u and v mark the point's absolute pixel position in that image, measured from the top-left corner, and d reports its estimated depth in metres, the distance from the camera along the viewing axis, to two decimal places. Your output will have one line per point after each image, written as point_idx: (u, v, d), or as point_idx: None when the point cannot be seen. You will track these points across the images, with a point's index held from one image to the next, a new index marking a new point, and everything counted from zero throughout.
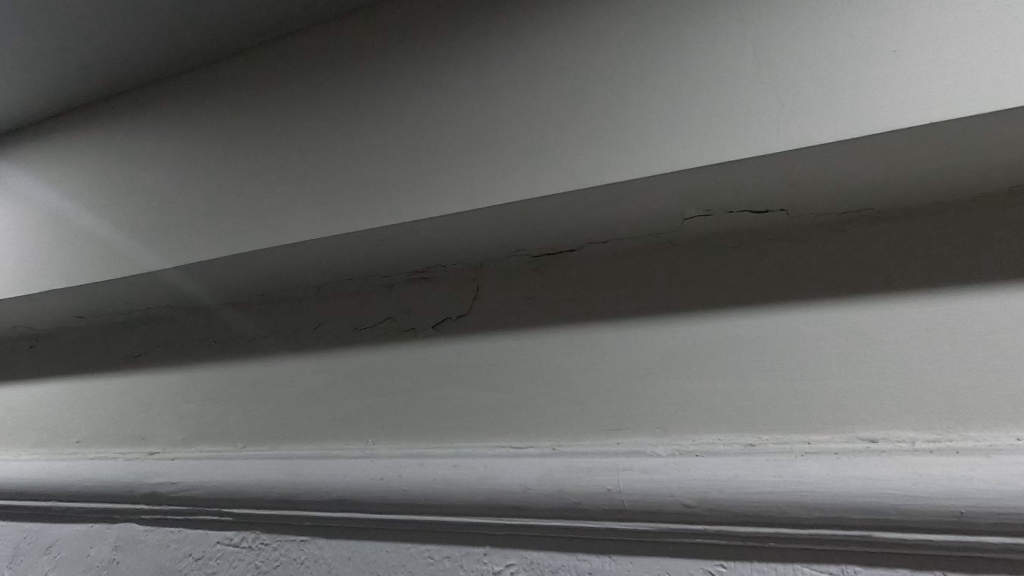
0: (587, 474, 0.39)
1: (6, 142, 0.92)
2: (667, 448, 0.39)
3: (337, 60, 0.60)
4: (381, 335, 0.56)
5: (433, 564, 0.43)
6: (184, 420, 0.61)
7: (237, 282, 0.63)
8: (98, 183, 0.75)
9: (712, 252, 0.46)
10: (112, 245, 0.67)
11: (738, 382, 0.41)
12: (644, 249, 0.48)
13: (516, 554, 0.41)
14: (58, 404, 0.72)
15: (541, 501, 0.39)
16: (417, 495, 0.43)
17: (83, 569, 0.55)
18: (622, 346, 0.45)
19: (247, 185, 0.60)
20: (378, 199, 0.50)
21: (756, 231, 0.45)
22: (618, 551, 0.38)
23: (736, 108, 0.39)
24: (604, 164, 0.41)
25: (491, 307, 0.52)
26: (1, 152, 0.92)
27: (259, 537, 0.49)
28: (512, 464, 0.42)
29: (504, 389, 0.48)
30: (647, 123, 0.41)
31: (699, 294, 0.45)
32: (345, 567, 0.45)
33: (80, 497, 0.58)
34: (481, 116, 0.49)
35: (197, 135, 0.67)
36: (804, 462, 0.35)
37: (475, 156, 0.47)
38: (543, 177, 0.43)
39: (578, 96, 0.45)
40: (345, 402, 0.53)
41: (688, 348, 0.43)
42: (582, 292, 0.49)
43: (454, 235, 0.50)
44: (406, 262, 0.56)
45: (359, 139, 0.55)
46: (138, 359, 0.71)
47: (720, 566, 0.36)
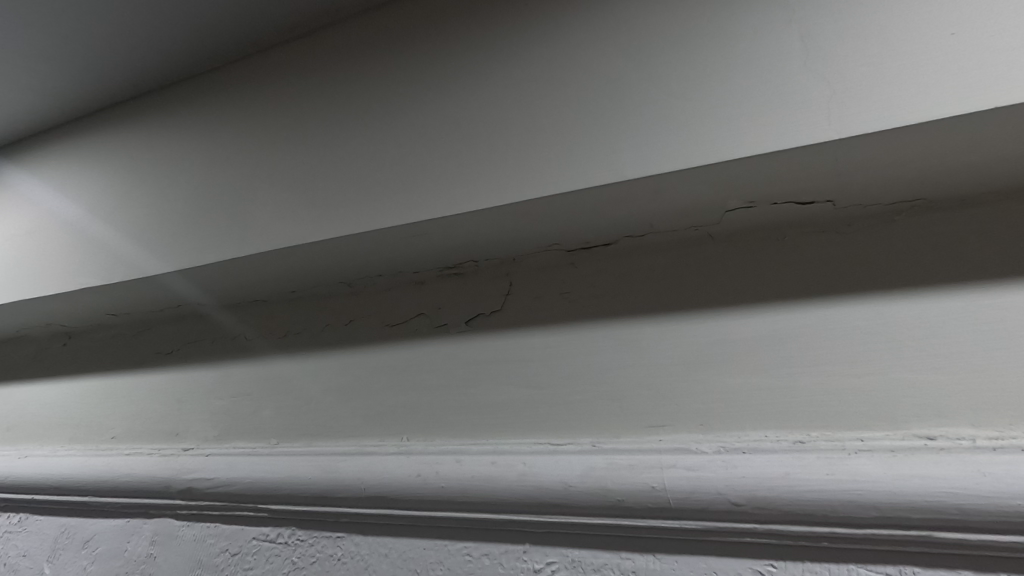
0: (631, 471, 0.38)
1: (41, 142, 0.94)
2: (712, 446, 0.39)
3: (366, 55, 0.60)
4: (413, 331, 0.56)
5: (471, 562, 0.42)
6: (217, 416, 0.62)
7: (268, 279, 0.63)
8: (129, 181, 0.76)
9: (753, 245, 0.45)
10: (144, 243, 0.68)
11: (784, 378, 0.40)
12: (682, 244, 0.48)
13: (557, 552, 0.40)
14: (92, 400, 0.73)
15: (584, 498, 0.39)
16: (456, 492, 0.43)
17: (122, 564, 0.56)
18: (661, 341, 0.45)
19: (278, 183, 0.60)
20: (411, 195, 0.50)
21: (800, 224, 0.44)
22: (661, 550, 0.38)
23: (783, 95, 0.38)
24: (645, 155, 0.40)
25: (524, 303, 0.52)
26: (35, 152, 0.94)
27: (295, 533, 0.49)
28: (552, 461, 0.42)
29: (540, 385, 0.47)
30: (689, 112, 0.40)
31: (741, 288, 0.44)
32: (382, 564, 0.45)
33: (117, 492, 0.59)
34: (515, 110, 0.48)
35: (226, 133, 0.68)
36: (857, 460, 0.34)
37: (510, 150, 0.47)
38: (581, 171, 0.42)
39: (615, 87, 0.44)
40: (379, 399, 0.53)
41: (731, 344, 0.42)
42: (618, 287, 0.48)
43: (486, 230, 0.49)
44: (438, 257, 0.55)
45: (390, 133, 0.54)
46: (169, 356, 0.71)
47: (770, 566, 0.35)
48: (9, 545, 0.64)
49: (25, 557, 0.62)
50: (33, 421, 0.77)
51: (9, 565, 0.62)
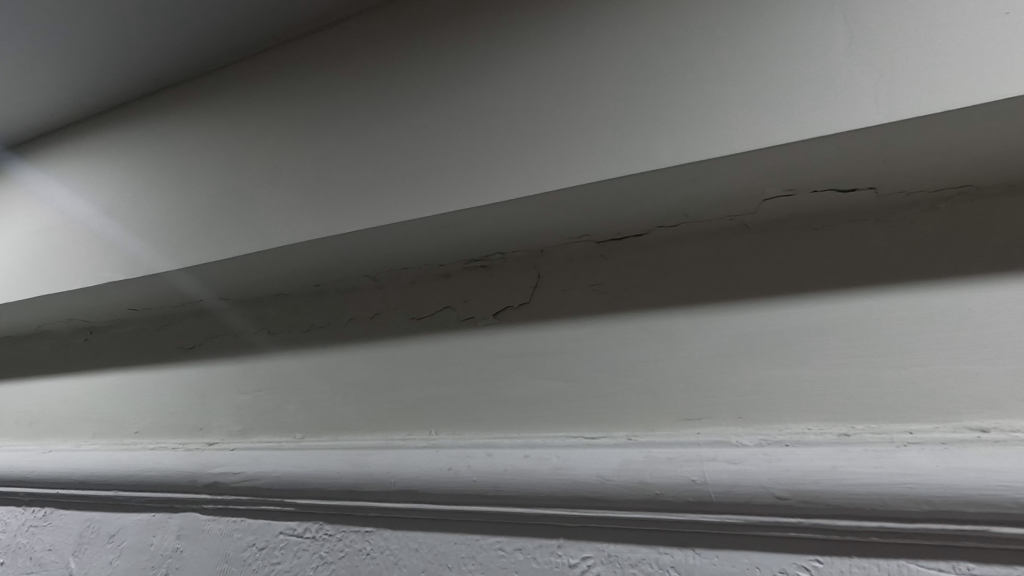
0: (670, 465, 0.38)
1: (65, 139, 0.94)
2: (752, 439, 0.38)
3: (390, 47, 0.59)
4: (439, 325, 0.55)
5: (504, 557, 0.42)
6: (241, 411, 0.61)
7: (291, 272, 0.63)
8: (151, 176, 0.76)
9: (791, 235, 0.44)
10: (167, 237, 0.67)
11: (826, 370, 0.39)
12: (716, 234, 0.47)
13: (593, 547, 0.40)
14: (114, 396, 0.73)
15: (621, 492, 0.38)
16: (488, 487, 0.42)
17: (148, 558, 0.56)
18: (696, 333, 0.44)
19: (302, 176, 0.59)
20: (439, 186, 0.49)
21: (839, 212, 0.43)
22: (701, 544, 0.37)
23: (827, 78, 0.37)
24: (682, 143, 0.40)
25: (553, 295, 0.51)
26: (59, 149, 0.95)
27: (323, 528, 0.49)
28: (587, 455, 0.41)
29: (572, 377, 0.46)
30: (727, 99, 0.39)
31: (779, 279, 0.43)
32: (413, 559, 0.44)
33: (142, 486, 0.59)
34: (546, 98, 0.47)
35: (248, 127, 0.67)
36: (908, 453, 0.33)
37: (541, 139, 0.46)
38: (616, 158, 0.42)
39: (650, 73, 0.43)
40: (405, 392, 0.53)
41: (770, 335, 0.41)
42: (651, 278, 0.48)
43: (515, 221, 0.49)
44: (464, 249, 0.55)
45: (417, 124, 0.54)
46: (191, 350, 0.71)
47: (816, 561, 0.34)
48: (34, 539, 0.64)
49: (50, 552, 0.62)
50: (56, 416, 0.77)
51: (35, 559, 0.62)
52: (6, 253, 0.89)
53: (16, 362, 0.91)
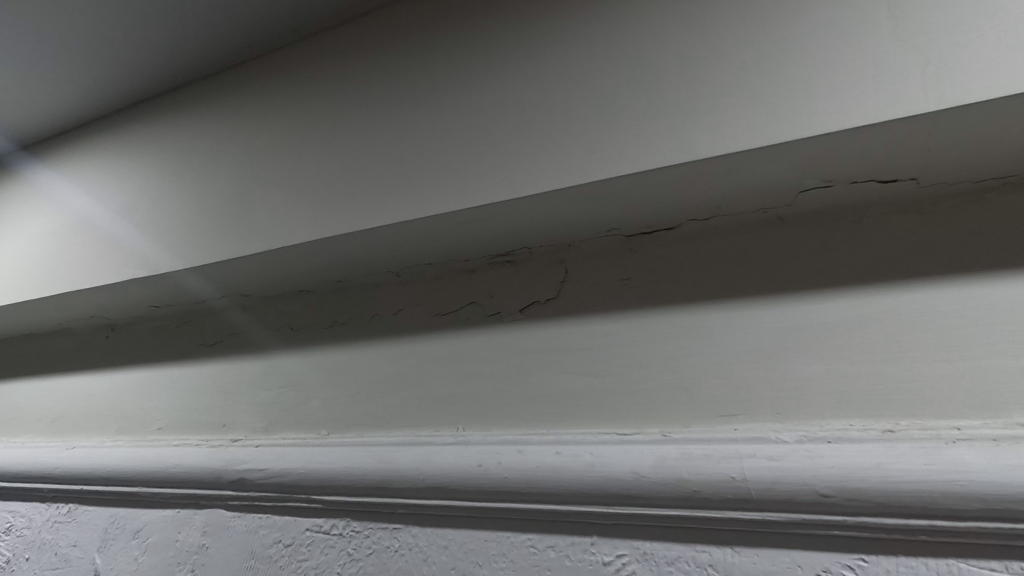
0: (707, 461, 0.37)
1: (89, 138, 0.95)
2: (792, 435, 0.37)
3: (415, 43, 0.59)
4: (464, 320, 0.55)
5: (536, 555, 0.41)
6: (264, 407, 0.61)
7: (314, 269, 0.63)
8: (172, 174, 0.76)
9: (827, 227, 0.43)
10: (189, 234, 0.67)
11: (867, 366, 0.38)
12: (749, 227, 0.46)
13: (628, 544, 0.39)
14: (137, 392, 0.74)
15: (657, 489, 0.38)
16: (520, 483, 0.42)
17: (174, 554, 0.55)
18: (731, 328, 0.43)
19: (325, 172, 0.59)
20: (467, 180, 0.49)
21: (878, 205, 0.42)
22: (740, 543, 0.36)
23: (870, 67, 0.36)
24: (719, 134, 0.39)
25: (582, 290, 0.50)
26: (83, 149, 0.96)
27: (350, 525, 0.49)
28: (620, 452, 0.40)
29: (602, 373, 0.46)
30: (765, 89, 0.39)
31: (816, 272, 0.42)
32: (442, 556, 0.44)
33: (167, 483, 0.59)
34: (576, 91, 0.47)
35: (270, 123, 0.67)
36: (957, 450, 0.32)
37: (573, 132, 0.45)
38: (650, 151, 0.41)
39: (685, 63, 0.43)
40: (431, 388, 0.52)
41: (808, 329, 0.41)
42: (682, 273, 0.47)
43: (543, 214, 0.48)
44: (490, 245, 0.54)
45: (443, 118, 0.53)
46: (212, 347, 0.71)
47: (860, 560, 0.33)
48: (59, 535, 0.64)
49: (75, 547, 0.62)
50: (78, 413, 0.78)
51: (60, 555, 0.62)
52: (27, 251, 0.89)
53: (38, 359, 0.91)
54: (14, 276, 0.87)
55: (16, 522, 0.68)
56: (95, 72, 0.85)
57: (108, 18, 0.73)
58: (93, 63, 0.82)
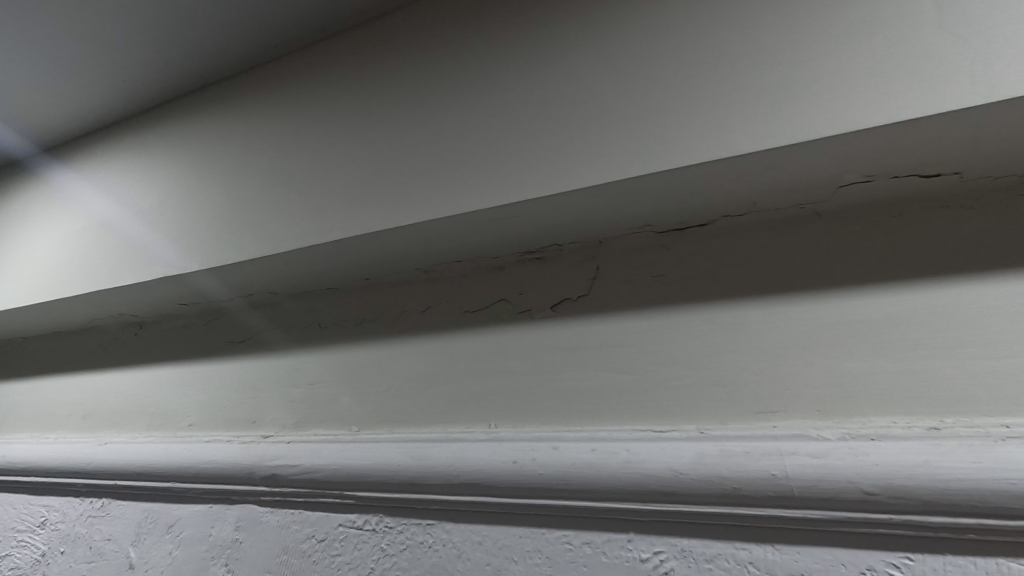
0: (747, 459, 0.37)
1: (115, 138, 0.97)
2: (835, 433, 0.37)
3: (444, 41, 0.59)
4: (495, 317, 0.55)
5: (572, 551, 0.41)
6: (293, 404, 0.62)
7: (342, 266, 0.63)
8: (198, 173, 0.77)
9: (866, 222, 0.43)
10: (218, 232, 0.68)
11: (910, 363, 0.37)
12: (786, 222, 0.46)
13: (665, 541, 0.39)
14: (166, 389, 0.75)
15: (697, 486, 0.37)
16: (556, 481, 0.42)
17: (207, 548, 0.56)
18: (769, 325, 0.43)
19: (354, 170, 0.59)
20: (498, 177, 0.49)
21: (920, 199, 0.42)
22: (781, 540, 0.36)
23: (915, 60, 0.35)
24: (760, 128, 0.39)
25: (614, 286, 0.50)
26: (108, 148, 0.97)
27: (383, 520, 0.49)
28: (658, 449, 0.40)
29: (636, 370, 0.46)
30: (805, 84, 0.39)
31: (854, 268, 0.42)
32: (476, 552, 0.44)
33: (200, 478, 0.60)
34: (610, 85, 0.47)
35: (297, 120, 0.68)
36: (1007, 448, 0.32)
37: (606, 127, 0.45)
38: (687, 146, 0.41)
39: (722, 58, 0.43)
40: (462, 385, 0.53)
41: (849, 325, 0.40)
42: (717, 269, 0.47)
43: (576, 211, 0.48)
44: (521, 242, 0.54)
45: (473, 114, 0.53)
46: (240, 344, 0.72)
47: (906, 558, 0.33)
48: (92, 529, 0.65)
49: (110, 541, 0.63)
50: (109, 409, 0.79)
51: (95, 548, 0.63)
52: (56, 249, 0.90)
53: (68, 356, 0.93)
54: (43, 275, 0.89)
55: (50, 516, 0.70)
56: (121, 72, 0.86)
57: (137, 18, 0.73)
58: (120, 63, 0.83)
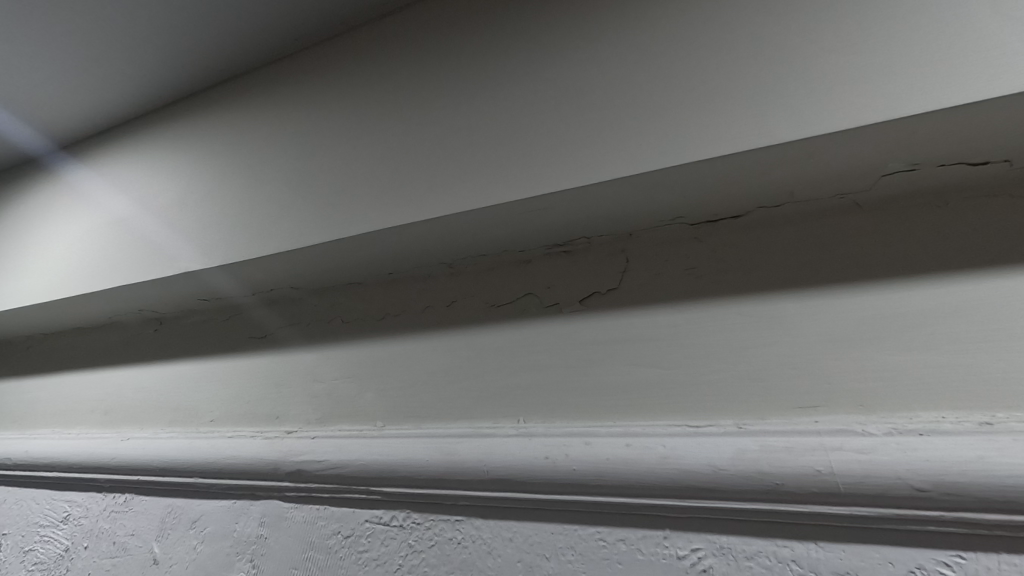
0: (789, 454, 0.36)
1: (134, 134, 0.97)
2: (880, 427, 0.36)
3: (472, 35, 0.59)
4: (522, 311, 0.54)
5: (606, 548, 0.40)
6: (317, 399, 0.61)
7: (365, 261, 0.63)
8: (219, 167, 0.77)
9: (908, 213, 0.42)
10: (239, 226, 0.68)
11: (958, 356, 0.36)
12: (824, 213, 0.45)
13: (703, 538, 0.38)
14: (188, 384, 0.75)
15: (737, 482, 0.36)
16: (590, 476, 0.41)
17: (232, 544, 0.56)
18: (808, 318, 0.42)
19: (379, 164, 0.59)
20: (529, 168, 0.48)
21: (966, 188, 0.41)
22: (826, 538, 0.35)
23: (965, 44, 0.34)
24: (801, 116, 0.38)
25: (645, 279, 0.50)
26: (127, 144, 0.97)
27: (410, 516, 0.48)
28: (695, 444, 0.39)
29: (669, 364, 0.45)
30: (849, 70, 0.38)
31: (898, 259, 0.41)
32: (507, 548, 0.43)
33: (224, 473, 0.59)
34: (644, 75, 0.46)
35: (320, 114, 0.68)
36: None
37: (640, 117, 0.44)
38: (726, 135, 0.40)
39: (760, 47, 0.42)
40: (489, 380, 0.52)
41: (893, 317, 0.39)
42: (752, 261, 0.46)
43: (607, 202, 0.47)
44: (548, 235, 0.54)
45: (502, 105, 0.53)
46: (261, 339, 0.72)
47: (958, 557, 0.32)
48: (116, 524, 0.65)
49: (133, 536, 0.63)
50: (130, 405, 0.79)
51: (119, 543, 0.63)
52: (74, 245, 0.90)
53: (89, 352, 0.93)
54: (63, 271, 0.89)
55: (74, 511, 0.70)
56: (141, 68, 0.86)
57: (160, 12, 0.73)
58: (141, 58, 0.83)
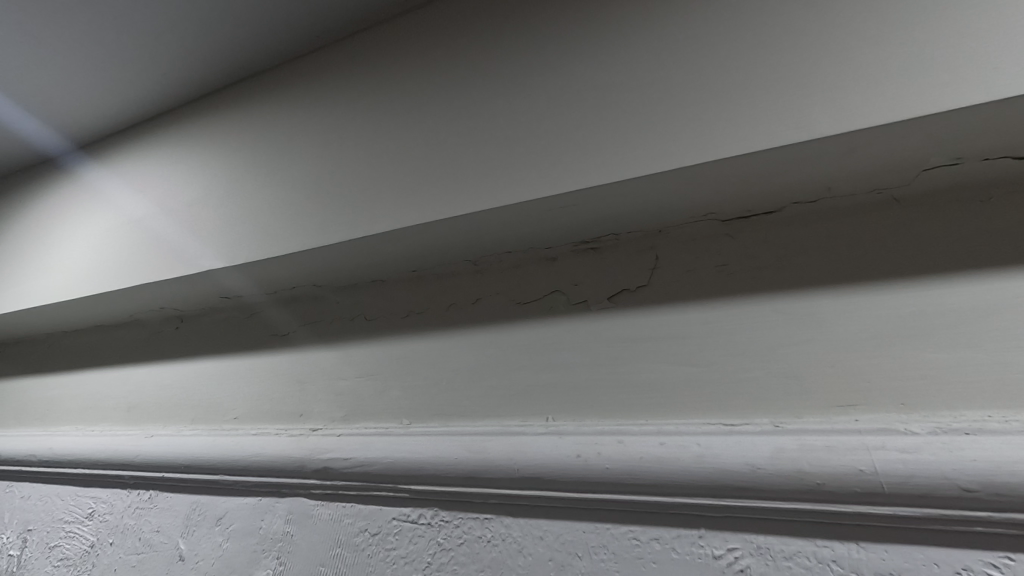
0: (830, 453, 0.35)
1: (153, 133, 0.97)
2: (924, 426, 0.35)
3: (501, 31, 0.59)
4: (549, 309, 0.54)
5: (639, 547, 0.40)
6: (341, 397, 0.61)
7: (389, 258, 0.63)
8: (240, 165, 0.77)
9: (950, 208, 0.41)
10: (261, 223, 0.68)
11: (1004, 353, 0.35)
12: (861, 209, 0.44)
13: (740, 537, 0.37)
14: (210, 382, 0.75)
15: (776, 482, 0.36)
16: (623, 475, 0.41)
17: (258, 542, 0.56)
18: (845, 316, 0.41)
19: (404, 161, 0.58)
20: (559, 165, 0.48)
21: (1010, 182, 0.40)
22: (868, 538, 0.34)
23: (1015, 33, 0.33)
24: (842, 110, 0.37)
25: (675, 276, 0.49)
26: (146, 143, 0.97)
27: (438, 514, 0.48)
28: (731, 442, 0.39)
29: (701, 362, 0.45)
30: (891, 62, 0.37)
31: (938, 256, 0.40)
32: (538, 547, 0.43)
33: (250, 471, 0.60)
34: (677, 70, 0.46)
35: (343, 111, 0.68)
36: None
37: (674, 112, 0.44)
38: (763, 130, 0.39)
39: (797, 41, 0.42)
40: (517, 377, 0.52)
41: (935, 314, 0.38)
42: (786, 258, 0.45)
43: (637, 199, 0.47)
44: (576, 231, 0.53)
45: (531, 101, 0.53)
46: (284, 337, 0.72)
47: (1007, 559, 0.31)
48: (141, 520, 0.65)
49: (158, 533, 0.63)
50: (153, 402, 0.79)
51: (144, 540, 0.64)
52: (95, 243, 0.91)
53: (110, 349, 0.94)
54: (83, 269, 0.89)
55: (98, 507, 0.70)
56: (163, 66, 0.86)
57: (184, 10, 0.74)
58: (162, 56, 0.84)
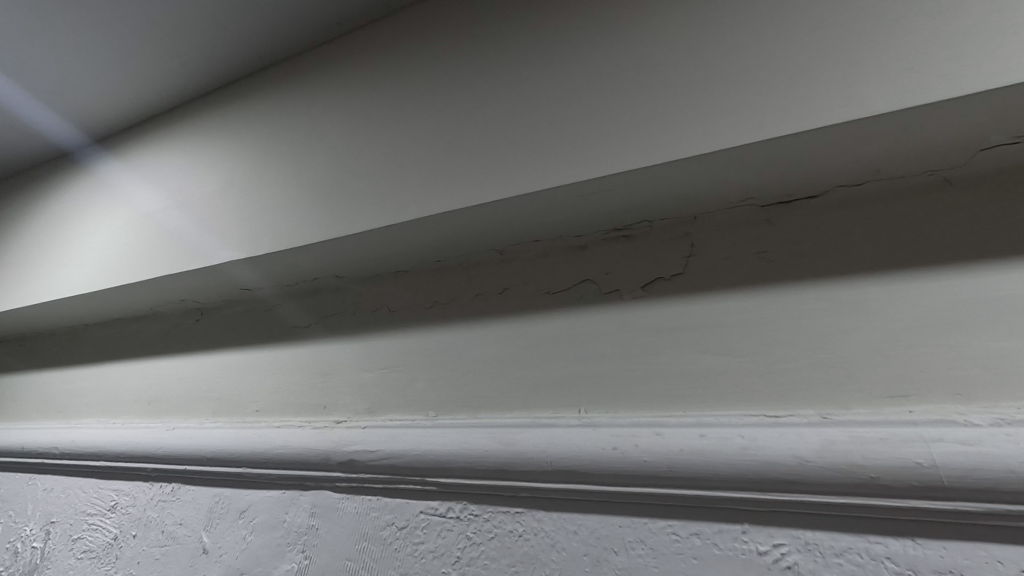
0: (884, 446, 0.34)
1: (171, 124, 0.97)
2: (985, 418, 0.33)
3: (530, 13, 0.58)
4: (579, 299, 0.52)
5: (678, 542, 0.38)
6: (365, 389, 0.61)
7: (413, 248, 0.61)
8: (260, 155, 0.76)
9: (1009, 189, 0.39)
10: (282, 213, 0.67)
11: None
12: (909, 191, 0.43)
13: (787, 533, 0.36)
14: (232, 374, 0.74)
15: (827, 475, 0.34)
16: (662, 468, 0.39)
17: (283, 535, 0.55)
18: (895, 303, 0.39)
19: (430, 148, 0.57)
20: (593, 149, 0.46)
21: None
22: (925, 535, 0.32)
23: None
24: (896, 85, 0.35)
25: (712, 264, 0.48)
26: (164, 134, 0.97)
27: (467, 508, 0.47)
28: (777, 434, 0.37)
29: (741, 352, 0.43)
30: (950, 34, 0.35)
31: (995, 240, 0.38)
32: (572, 542, 0.42)
33: (274, 463, 0.59)
34: (718, 48, 0.44)
35: (366, 99, 0.67)
36: None
37: (716, 92, 0.42)
38: (811, 109, 0.38)
39: (846, 15, 0.40)
40: (547, 368, 0.51)
41: (992, 300, 0.37)
42: (829, 244, 0.44)
43: (674, 183, 0.45)
44: (608, 219, 0.52)
45: (563, 84, 0.51)
46: (306, 329, 0.71)
47: None
48: (164, 513, 0.65)
49: (181, 525, 0.63)
50: (174, 395, 0.79)
51: (167, 533, 0.63)
52: (114, 236, 0.91)
53: (130, 342, 0.94)
54: (102, 261, 0.89)
55: (121, 500, 0.70)
56: (182, 55, 0.86)
57: None
58: (181, 45, 0.83)
